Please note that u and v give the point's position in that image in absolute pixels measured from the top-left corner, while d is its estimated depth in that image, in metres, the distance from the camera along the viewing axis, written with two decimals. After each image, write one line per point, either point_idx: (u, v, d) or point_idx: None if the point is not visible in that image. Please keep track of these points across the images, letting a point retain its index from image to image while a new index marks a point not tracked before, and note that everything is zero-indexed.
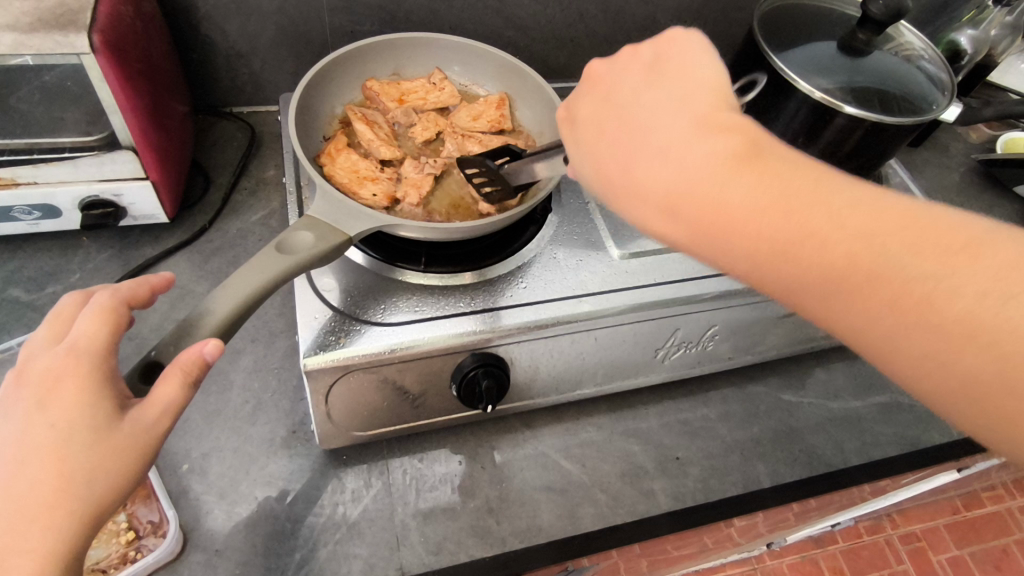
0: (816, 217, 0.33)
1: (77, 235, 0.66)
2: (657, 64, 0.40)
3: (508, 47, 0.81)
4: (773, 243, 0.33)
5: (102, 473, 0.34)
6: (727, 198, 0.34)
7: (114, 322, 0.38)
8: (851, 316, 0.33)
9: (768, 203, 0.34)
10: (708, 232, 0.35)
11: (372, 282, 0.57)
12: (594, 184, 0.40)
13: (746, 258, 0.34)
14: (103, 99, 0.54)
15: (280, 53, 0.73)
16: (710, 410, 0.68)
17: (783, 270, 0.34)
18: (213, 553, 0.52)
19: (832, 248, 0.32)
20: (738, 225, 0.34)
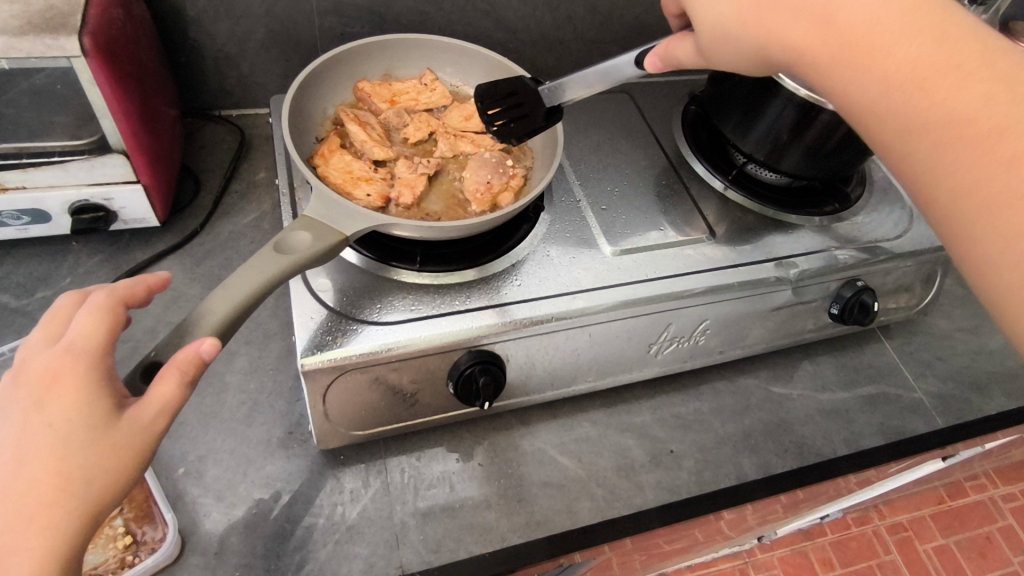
0: (957, 57, 0.37)
1: (65, 239, 0.66)
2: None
3: (497, 49, 0.81)
4: (914, 70, 0.37)
5: (100, 472, 0.34)
6: (884, 27, 0.38)
7: (110, 322, 0.38)
8: (946, 167, 0.37)
9: (921, 42, 0.37)
10: (854, 52, 0.39)
11: (368, 281, 0.57)
12: (728, 21, 0.42)
13: (878, 84, 0.38)
14: (94, 102, 0.54)
15: (270, 56, 0.73)
16: (703, 404, 0.69)
17: (910, 102, 0.38)
18: (212, 556, 0.51)
19: (964, 90, 0.36)
20: (887, 49, 0.38)
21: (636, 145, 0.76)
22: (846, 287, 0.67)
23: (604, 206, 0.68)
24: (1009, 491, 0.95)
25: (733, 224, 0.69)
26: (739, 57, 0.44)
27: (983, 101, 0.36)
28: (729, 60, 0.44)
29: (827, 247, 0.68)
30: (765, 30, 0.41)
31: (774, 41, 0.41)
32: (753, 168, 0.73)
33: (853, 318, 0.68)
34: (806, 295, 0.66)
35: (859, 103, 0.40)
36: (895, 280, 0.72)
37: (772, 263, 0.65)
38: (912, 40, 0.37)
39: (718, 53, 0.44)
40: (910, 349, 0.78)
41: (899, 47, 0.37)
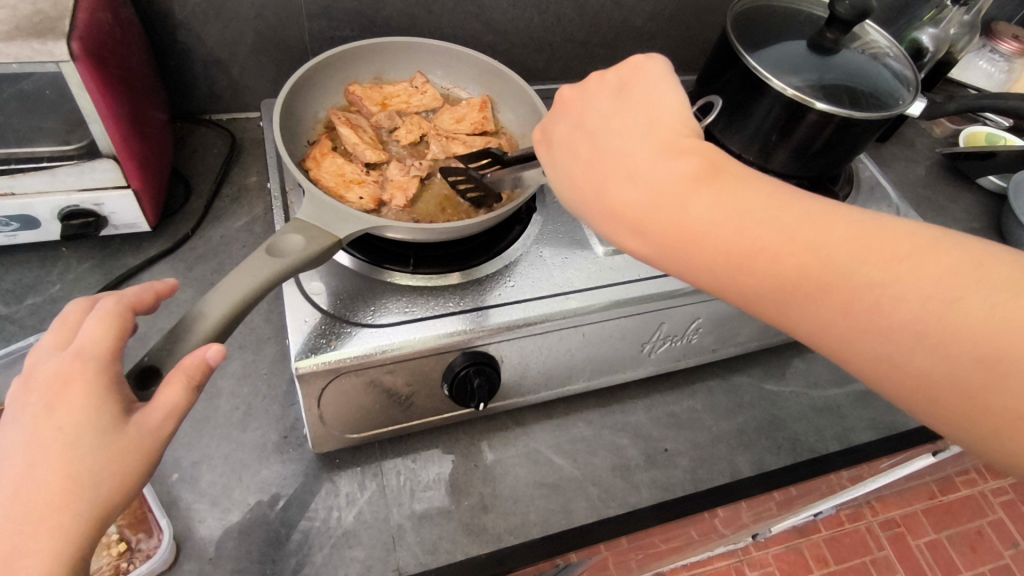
0: (772, 237, 0.36)
1: (55, 245, 0.65)
2: (626, 91, 0.44)
3: (487, 51, 0.82)
4: (738, 258, 0.36)
5: (109, 476, 0.34)
6: (690, 214, 0.37)
7: (119, 327, 0.38)
8: (817, 330, 0.36)
9: (731, 225, 0.37)
10: (679, 246, 0.38)
11: (361, 284, 0.57)
12: (576, 207, 0.43)
13: (708, 270, 0.38)
14: (83, 106, 0.53)
15: (260, 60, 0.73)
16: (697, 402, 0.70)
17: (746, 285, 0.37)
18: (207, 562, 0.51)
19: (781, 263, 0.35)
20: (705, 241, 0.37)
21: None
22: None
23: None
24: (999, 485, 0.96)
25: None
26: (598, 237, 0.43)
27: (800, 266, 0.35)
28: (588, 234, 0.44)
29: None
30: (605, 224, 0.41)
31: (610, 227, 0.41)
32: None
33: None
34: None
35: (705, 282, 0.39)
36: None
37: None
38: (719, 227, 0.37)
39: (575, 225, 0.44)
40: None
41: (713, 234, 0.37)
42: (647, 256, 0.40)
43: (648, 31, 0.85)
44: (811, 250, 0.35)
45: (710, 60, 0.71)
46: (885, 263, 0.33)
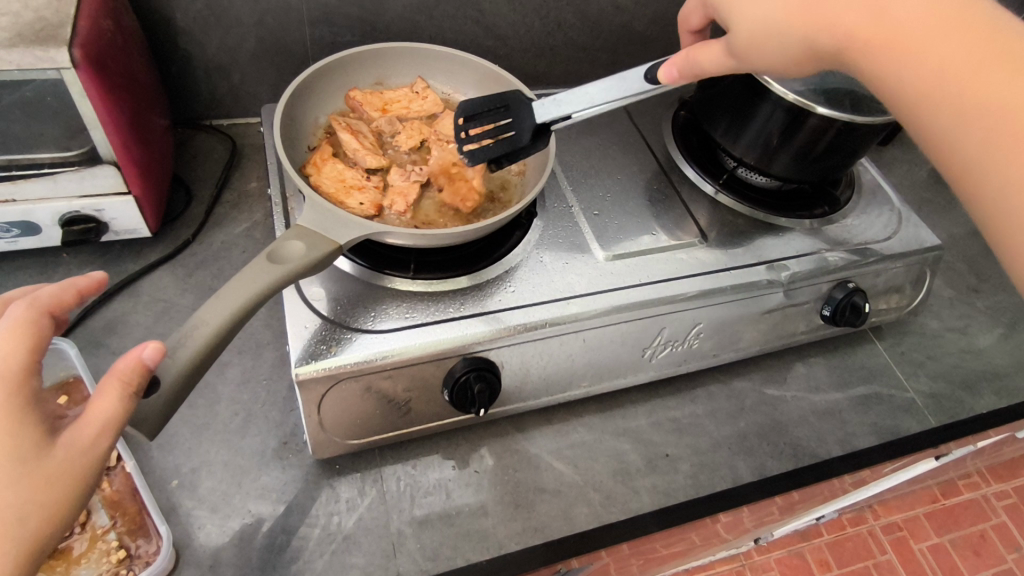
0: (996, 54, 0.38)
1: (55, 252, 0.65)
2: None
3: (487, 56, 0.82)
4: (952, 67, 0.39)
5: (38, 506, 0.33)
6: (926, 19, 0.40)
7: (37, 333, 0.36)
8: (998, 157, 0.38)
9: (963, 37, 0.39)
10: (898, 46, 0.41)
11: (362, 289, 0.57)
12: (775, 23, 0.45)
13: (919, 76, 0.40)
14: (84, 115, 0.54)
15: (261, 66, 0.73)
16: (698, 407, 0.69)
17: (959, 94, 0.39)
18: (207, 568, 0.51)
19: (1005, 78, 0.38)
20: (926, 44, 0.40)
21: (627, 150, 0.76)
22: (837, 289, 0.68)
23: (597, 211, 0.68)
24: (1002, 489, 0.96)
25: (723, 227, 0.69)
26: (782, 54, 0.45)
27: (1007, 94, 0.38)
28: (763, 57, 0.46)
29: (817, 250, 0.68)
30: (817, 26, 0.43)
31: (828, 27, 0.43)
32: (743, 172, 0.74)
33: (845, 319, 0.68)
34: (797, 297, 0.67)
35: (908, 91, 0.41)
36: (886, 282, 0.72)
37: (764, 266, 0.65)
38: (954, 35, 0.39)
39: (756, 49, 0.46)
40: (902, 350, 0.79)
41: (938, 36, 0.39)
42: (860, 51, 0.42)
43: (649, 35, 0.85)
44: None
45: None
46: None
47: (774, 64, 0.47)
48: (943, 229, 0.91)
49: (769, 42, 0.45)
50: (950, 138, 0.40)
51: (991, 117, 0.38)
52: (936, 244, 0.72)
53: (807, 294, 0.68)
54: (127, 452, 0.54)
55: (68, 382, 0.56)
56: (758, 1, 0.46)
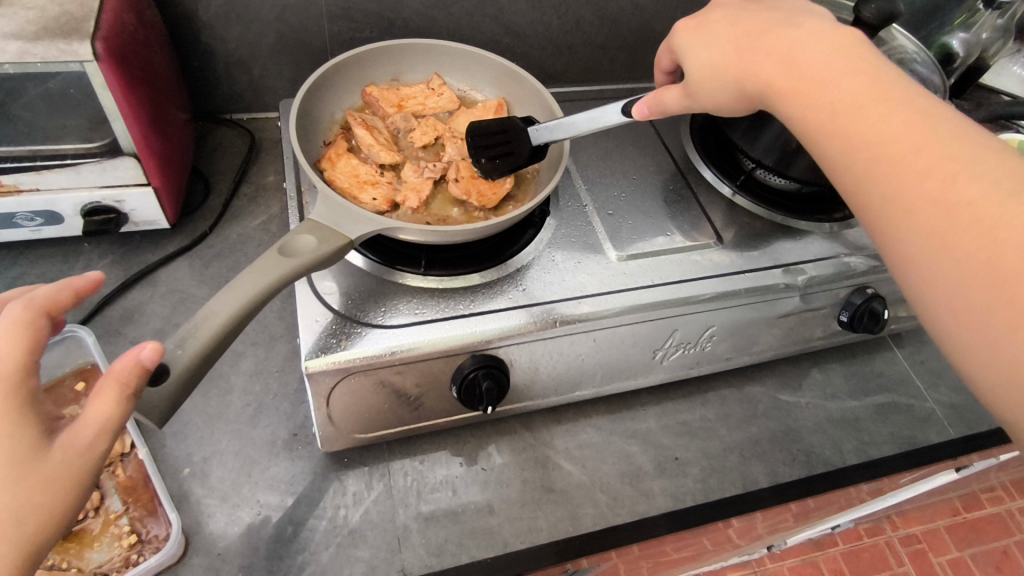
0: (891, 99, 0.40)
1: (78, 242, 0.66)
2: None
3: (505, 54, 0.81)
4: (850, 105, 0.41)
5: (33, 510, 0.33)
6: (825, 71, 0.42)
7: (29, 335, 0.36)
8: (885, 193, 0.39)
9: (857, 87, 0.41)
10: (804, 89, 0.43)
11: (373, 285, 0.57)
12: (714, 67, 0.48)
13: (818, 120, 0.42)
14: (106, 106, 0.55)
15: (280, 61, 0.74)
16: (709, 411, 0.69)
17: (849, 135, 0.41)
18: (215, 556, 0.52)
19: (889, 123, 0.39)
20: (829, 88, 0.42)
21: (643, 150, 0.76)
22: (856, 294, 0.67)
23: (611, 210, 0.68)
24: None
25: (739, 229, 0.68)
26: (717, 96, 0.48)
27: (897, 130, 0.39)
28: (712, 98, 0.49)
29: (836, 254, 0.67)
30: (746, 74, 0.46)
31: (750, 76, 0.46)
32: (762, 173, 0.73)
33: (863, 325, 0.67)
34: (814, 301, 0.66)
35: (812, 133, 0.43)
36: (907, 289, 0.71)
37: (780, 269, 0.64)
38: (850, 85, 0.41)
39: (704, 88, 0.48)
40: (922, 358, 0.77)
41: (835, 84, 0.42)
42: (775, 92, 0.44)
43: (669, 34, 0.84)
44: (914, 124, 0.39)
45: None
46: (966, 154, 0.37)
47: (713, 107, 0.49)
48: None
49: (717, 86, 0.48)
50: (847, 175, 0.41)
51: (881, 157, 0.39)
52: None
53: (824, 299, 0.66)
54: (141, 439, 0.55)
55: (86, 369, 0.58)
56: (703, 48, 0.49)
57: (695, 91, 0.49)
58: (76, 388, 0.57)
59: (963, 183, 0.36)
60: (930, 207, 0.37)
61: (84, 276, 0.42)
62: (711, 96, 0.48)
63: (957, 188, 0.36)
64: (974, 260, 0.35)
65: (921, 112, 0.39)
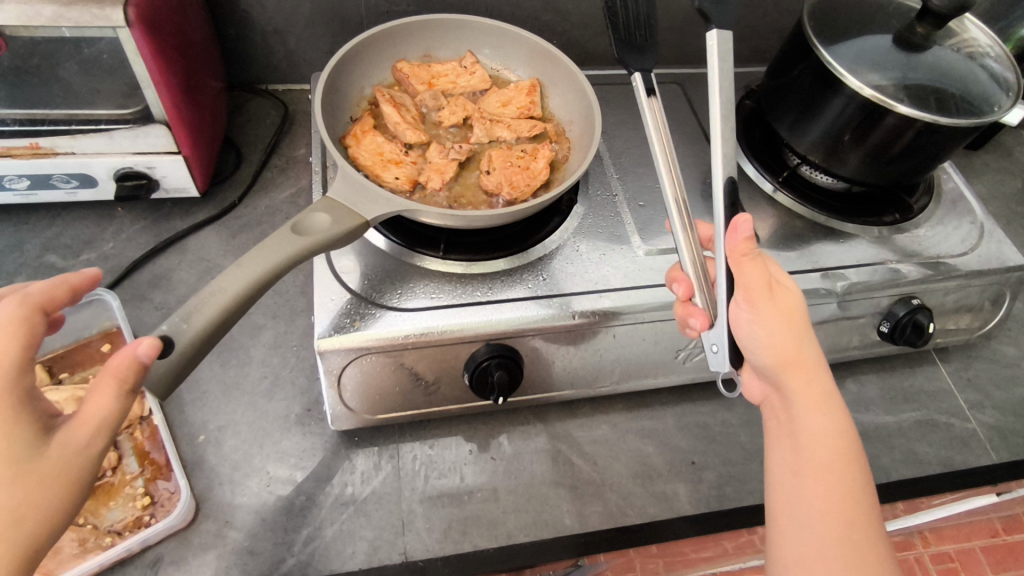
0: (854, 485, 0.44)
1: (112, 206, 0.68)
2: (796, 313, 0.46)
3: (545, 32, 0.79)
4: (842, 477, 0.44)
5: (30, 509, 0.33)
6: (819, 425, 0.45)
7: (25, 334, 0.36)
8: (786, 478, 0.45)
9: (832, 454, 0.44)
10: (816, 447, 0.44)
11: (391, 266, 0.56)
12: (771, 301, 0.45)
13: (795, 451, 0.45)
14: (137, 72, 0.55)
15: (316, 32, 0.73)
16: (733, 416, 0.66)
17: (809, 495, 0.43)
18: (224, 524, 0.53)
19: (836, 499, 0.43)
20: (820, 449, 0.44)
21: (683, 140, 0.72)
22: (899, 305, 0.63)
23: (642, 201, 0.65)
24: None
25: (777, 227, 0.65)
26: (758, 331, 0.45)
27: (851, 528, 0.42)
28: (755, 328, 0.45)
29: (882, 261, 0.63)
30: (787, 362, 0.45)
31: (785, 352, 0.45)
32: (807, 170, 0.69)
33: (904, 337, 0.63)
34: (853, 310, 0.62)
35: (784, 480, 0.45)
36: (955, 301, 0.67)
37: (819, 273, 0.61)
38: (822, 417, 0.45)
39: (756, 307, 0.45)
40: (968, 375, 0.72)
41: (827, 417, 0.45)
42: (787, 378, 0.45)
43: None
44: (851, 470, 0.44)
45: (782, 51, 0.67)
46: (869, 553, 0.42)
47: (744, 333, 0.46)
48: None
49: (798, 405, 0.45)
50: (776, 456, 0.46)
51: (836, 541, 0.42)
52: (1021, 265, 0.66)
53: (865, 307, 0.63)
54: (160, 405, 0.56)
55: (112, 331, 0.60)
56: (769, 332, 0.44)
57: (761, 306, 0.44)
58: (102, 348, 0.59)
59: (850, 521, 0.42)
60: (824, 515, 0.43)
61: (80, 275, 0.43)
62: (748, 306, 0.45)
63: (846, 518, 0.42)
64: None
65: (857, 480, 0.44)
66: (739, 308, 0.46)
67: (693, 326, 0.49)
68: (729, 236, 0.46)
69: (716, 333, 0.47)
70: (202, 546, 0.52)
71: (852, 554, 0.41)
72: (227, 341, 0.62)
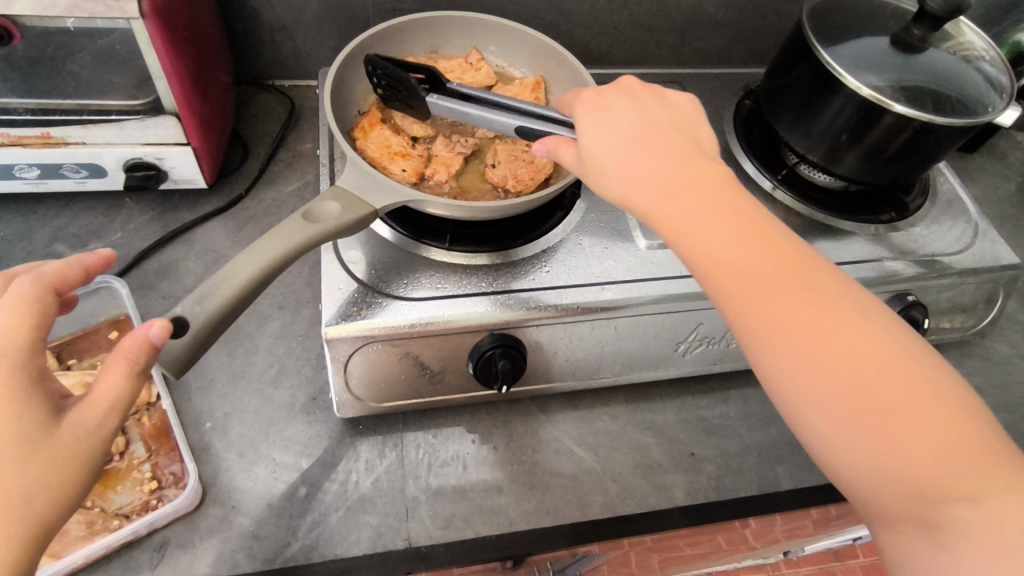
0: (741, 207, 0.42)
1: (120, 196, 0.69)
2: (635, 145, 0.44)
3: (549, 32, 0.80)
4: (745, 227, 0.41)
5: (42, 488, 0.34)
6: (712, 220, 0.41)
7: (37, 317, 0.38)
8: (754, 337, 0.39)
9: (721, 201, 0.41)
10: (733, 271, 0.40)
11: (398, 257, 0.57)
12: (604, 159, 0.44)
13: (727, 299, 0.40)
14: (149, 64, 0.56)
15: (323, 28, 0.75)
16: (731, 409, 0.67)
17: (776, 339, 0.38)
18: (230, 509, 0.53)
19: (796, 313, 0.38)
20: (741, 270, 0.39)
21: None
22: (895, 301, 0.64)
23: None
24: None
25: None
26: (625, 193, 0.43)
27: (801, 304, 0.38)
28: (623, 188, 0.43)
29: (878, 257, 0.65)
30: (665, 199, 0.42)
31: (652, 190, 0.42)
32: (805, 168, 0.70)
33: None
34: None
35: (751, 343, 0.39)
36: (950, 299, 0.68)
37: None
38: (706, 190, 0.42)
39: (604, 178, 0.44)
40: (962, 373, 0.74)
41: (696, 189, 0.42)
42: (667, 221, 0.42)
43: (720, 20, 0.81)
44: (746, 210, 0.41)
45: (782, 52, 0.68)
46: (806, 280, 0.39)
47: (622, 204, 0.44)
48: None
49: (702, 221, 0.41)
50: (734, 321, 0.40)
51: (819, 369, 0.37)
52: (1013, 264, 0.68)
53: None
54: (167, 391, 0.57)
55: (120, 319, 0.60)
56: (633, 182, 0.43)
57: (609, 168, 0.44)
58: (110, 336, 0.59)
59: (801, 288, 0.39)
60: (800, 349, 0.38)
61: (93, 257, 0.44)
62: (598, 184, 0.44)
63: (818, 326, 0.38)
64: (906, 441, 0.35)
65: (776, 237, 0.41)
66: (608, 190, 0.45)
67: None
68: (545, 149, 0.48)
69: None
70: (208, 530, 0.52)
71: (845, 364, 0.37)
72: (234, 331, 0.62)
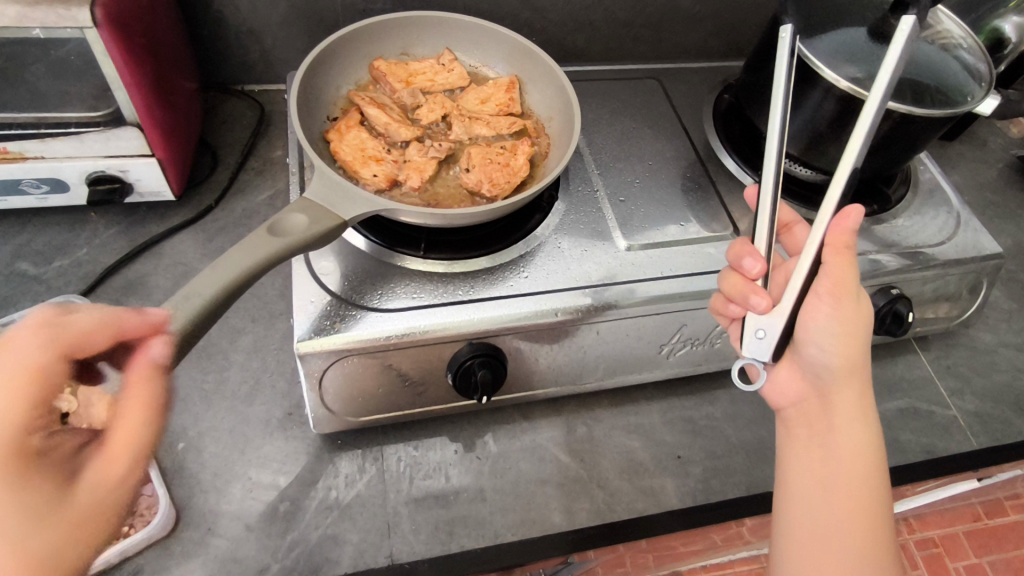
0: (864, 415, 0.49)
1: (85, 211, 0.66)
2: (858, 321, 0.48)
3: (524, 30, 0.78)
4: (859, 428, 0.49)
5: (67, 554, 0.31)
6: (846, 411, 0.49)
7: (58, 372, 0.32)
8: (812, 487, 0.48)
9: (852, 402, 0.49)
10: (823, 435, 0.49)
11: (372, 267, 0.56)
12: (842, 308, 0.47)
13: (816, 453, 0.49)
14: (107, 73, 0.54)
15: (292, 32, 0.73)
16: (717, 409, 0.66)
17: (830, 500, 0.47)
18: (205, 532, 0.52)
19: (851, 491, 0.47)
20: (839, 442, 0.48)
21: (661, 135, 0.73)
22: (879, 295, 0.63)
23: (623, 196, 0.65)
24: None
25: None
26: (830, 347, 0.48)
27: (858, 497, 0.47)
28: (829, 333, 0.48)
29: (864, 251, 0.64)
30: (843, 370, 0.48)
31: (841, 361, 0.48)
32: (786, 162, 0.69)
33: (885, 327, 0.63)
34: None
35: (808, 485, 0.48)
36: (934, 290, 0.67)
37: None
38: (854, 387, 0.49)
39: (839, 307, 0.47)
40: (948, 363, 0.73)
41: (852, 380, 0.49)
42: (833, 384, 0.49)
43: (697, 13, 0.80)
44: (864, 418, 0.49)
45: (759, 45, 0.67)
46: (870, 492, 0.47)
47: (816, 346, 0.48)
48: (1010, 235, 0.84)
49: (839, 401, 0.49)
50: (799, 460, 0.49)
51: (847, 539, 0.46)
52: (996, 253, 0.67)
53: None
54: None
55: None
56: (833, 341, 0.48)
57: (842, 303, 0.47)
58: None
59: (864, 483, 0.48)
60: (843, 524, 0.46)
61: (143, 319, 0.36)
62: (829, 311, 0.47)
63: (855, 513, 0.47)
64: None
65: (874, 437, 0.48)
66: (819, 299, 0.48)
67: (753, 307, 0.48)
68: (837, 222, 0.47)
69: (768, 319, 0.49)
70: (182, 555, 0.51)
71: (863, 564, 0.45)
72: (206, 346, 0.61)
